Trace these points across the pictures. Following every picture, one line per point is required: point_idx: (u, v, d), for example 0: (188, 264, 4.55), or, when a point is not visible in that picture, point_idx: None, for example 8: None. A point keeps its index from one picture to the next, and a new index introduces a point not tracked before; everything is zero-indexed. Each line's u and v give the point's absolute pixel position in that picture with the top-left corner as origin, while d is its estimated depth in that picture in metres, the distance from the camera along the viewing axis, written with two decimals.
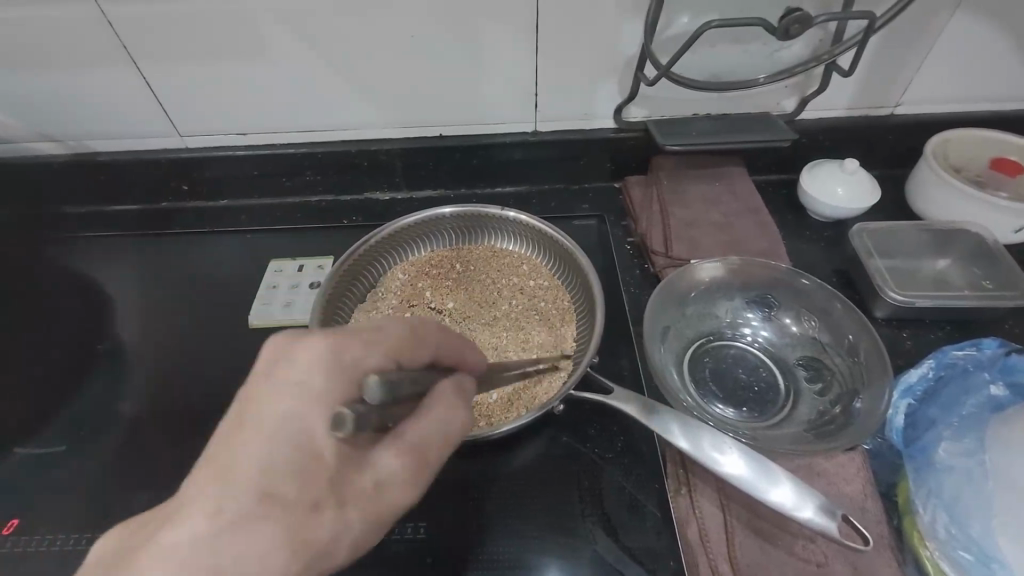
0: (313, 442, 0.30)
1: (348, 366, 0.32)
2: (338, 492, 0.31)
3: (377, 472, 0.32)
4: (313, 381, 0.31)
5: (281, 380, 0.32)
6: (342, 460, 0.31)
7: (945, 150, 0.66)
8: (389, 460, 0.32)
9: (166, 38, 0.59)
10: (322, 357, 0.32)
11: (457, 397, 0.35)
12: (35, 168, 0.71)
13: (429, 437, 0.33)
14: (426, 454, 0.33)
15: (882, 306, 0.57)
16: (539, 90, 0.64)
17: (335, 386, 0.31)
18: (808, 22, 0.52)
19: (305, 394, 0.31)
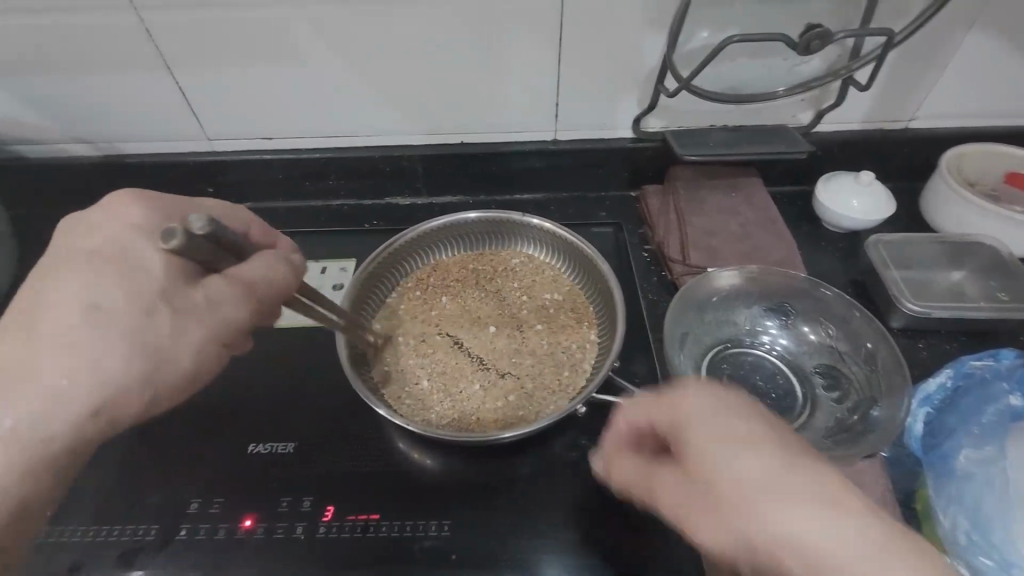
0: (140, 257, 0.36)
1: (152, 201, 0.39)
2: (168, 300, 0.35)
3: (209, 291, 0.37)
4: (124, 218, 0.37)
5: (105, 219, 0.37)
6: (177, 275, 0.36)
7: (960, 164, 0.67)
8: (214, 283, 0.37)
9: (201, 46, 0.61)
10: (130, 208, 0.37)
11: (275, 261, 0.40)
12: (65, 169, 0.73)
13: (260, 278, 0.39)
14: (250, 287, 0.38)
15: (899, 316, 0.58)
16: (560, 98, 0.66)
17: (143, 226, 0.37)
18: (828, 37, 0.53)
19: (111, 238, 0.36)
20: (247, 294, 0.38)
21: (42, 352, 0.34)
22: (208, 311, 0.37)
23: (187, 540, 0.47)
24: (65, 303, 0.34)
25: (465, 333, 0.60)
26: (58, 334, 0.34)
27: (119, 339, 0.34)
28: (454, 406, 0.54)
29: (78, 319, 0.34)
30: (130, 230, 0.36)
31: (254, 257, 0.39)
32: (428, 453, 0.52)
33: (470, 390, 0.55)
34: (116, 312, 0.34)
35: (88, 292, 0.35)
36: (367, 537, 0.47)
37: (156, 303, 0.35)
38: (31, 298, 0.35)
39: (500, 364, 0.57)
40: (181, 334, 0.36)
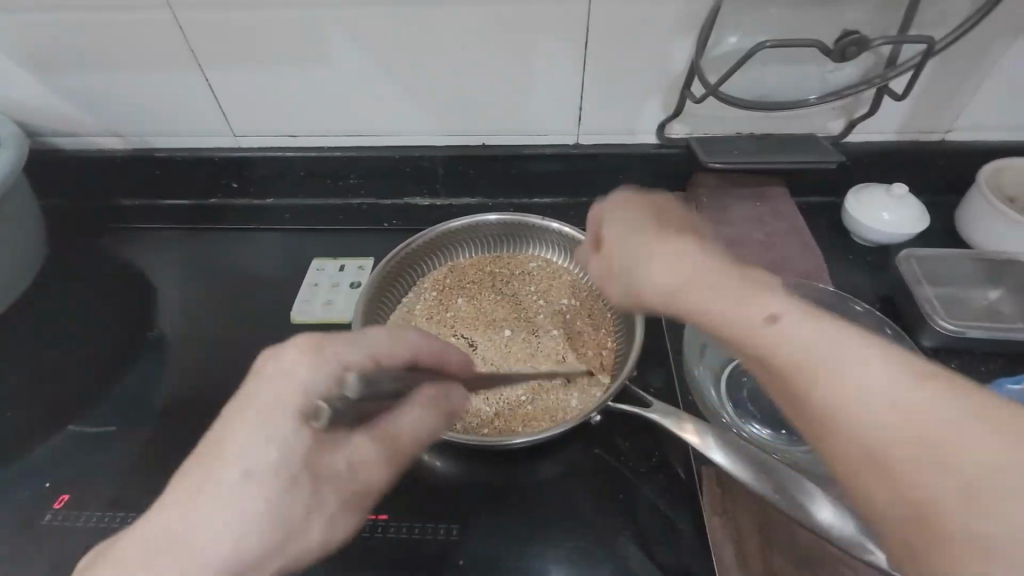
0: (291, 438, 0.32)
1: (325, 363, 0.34)
2: (314, 470, 0.34)
3: (349, 454, 0.36)
4: (291, 384, 0.33)
5: (265, 387, 0.33)
6: (320, 445, 0.34)
7: (999, 178, 0.64)
8: (360, 443, 0.36)
9: (231, 45, 0.62)
10: (295, 364, 0.33)
11: (426, 405, 0.40)
12: (97, 162, 0.75)
13: (408, 434, 0.38)
14: (393, 438, 0.38)
15: (930, 334, 0.56)
16: (583, 102, 0.65)
17: (296, 398, 0.32)
18: (865, 44, 0.52)
19: (267, 412, 0.32)
20: (392, 455, 0.38)
21: (213, 521, 0.30)
22: (351, 483, 0.36)
23: None
24: (225, 488, 0.31)
25: (481, 336, 0.59)
26: (217, 517, 0.31)
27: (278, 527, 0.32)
28: (468, 408, 0.53)
29: (212, 504, 0.31)
30: (299, 391, 0.33)
31: (409, 407, 0.39)
32: (438, 455, 0.51)
33: (483, 392, 0.54)
34: (262, 481, 0.32)
35: (240, 466, 0.32)
36: (375, 538, 0.46)
37: (303, 471, 0.33)
38: (205, 474, 0.31)
39: (515, 368, 0.56)
40: (315, 508, 0.34)
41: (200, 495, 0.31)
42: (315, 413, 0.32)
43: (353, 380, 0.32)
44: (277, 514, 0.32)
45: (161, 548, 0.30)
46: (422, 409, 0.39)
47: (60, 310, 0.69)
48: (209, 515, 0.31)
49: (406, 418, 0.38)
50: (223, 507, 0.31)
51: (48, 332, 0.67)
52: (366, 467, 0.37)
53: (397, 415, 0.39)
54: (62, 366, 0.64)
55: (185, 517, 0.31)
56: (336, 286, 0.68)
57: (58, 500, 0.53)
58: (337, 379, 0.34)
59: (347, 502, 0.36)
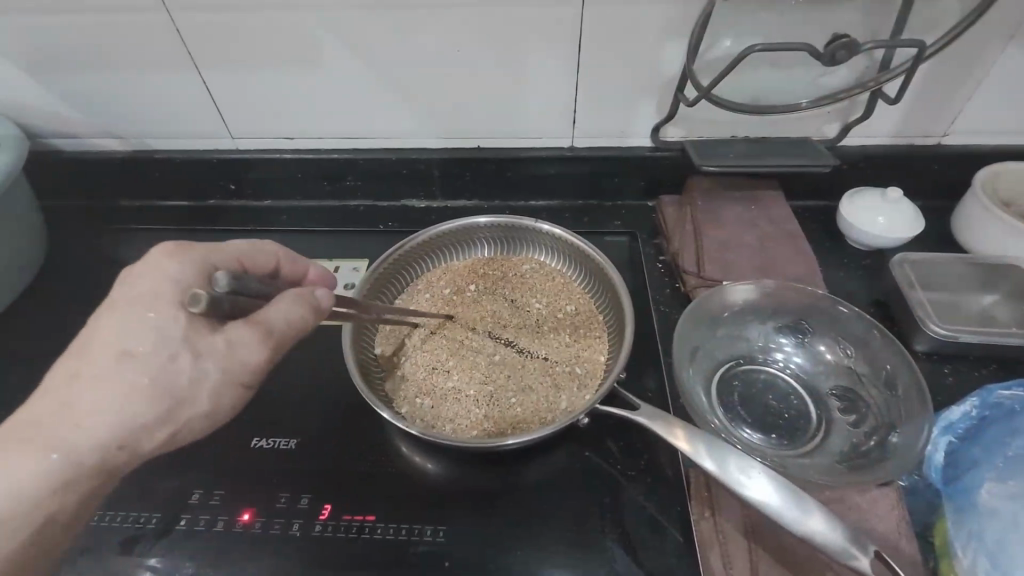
0: (166, 320, 0.36)
1: (185, 259, 0.39)
2: (187, 340, 0.36)
3: (228, 337, 0.37)
4: (165, 274, 0.38)
5: (127, 282, 0.38)
6: (194, 331, 0.37)
7: (995, 182, 0.64)
8: (237, 330, 0.37)
9: (228, 48, 0.63)
10: (176, 265, 0.39)
11: (296, 299, 0.40)
12: (96, 162, 0.76)
13: (279, 322, 0.38)
14: (264, 325, 0.38)
15: (923, 339, 0.55)
16: (577, 105, 0.65)
17: (174, 284, 0.38)
18: (855, 48, 0.52)
19: (137, 298, 0.37)
20: (271, 339, 0.38)
21: (98, 388, 0.35)
22: (225, 357, 0.37)
23: (185, 531, 0.47)
24: (94, 364, 0.36)
25: (474, 339, 0.59)
26: (96, 384, 0.35)
27: (146, 394, 0.35)
28: (459, 411, 0.53)
29: (95, 377, 0.35)
30: (167, 283, 0.38)
31: (282, 300, 0.39)
32: (427, 457, 0.52)
33: (475, 395, 0.54)
34: (132, 360, 0.35)
35: (119, 345, 0.36)
36: (361, 539, 0.47)
37: (178, 348, 0.36)
38: (82, 356, 0.36)
39: (508, 371, 0.56)
40: (199, 380, 0.37)
41: (79, 368, 0.36)
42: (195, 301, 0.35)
43: (224, 277, 0.38)
44: (150, 389, 0.35)
45: (39, 416, 0.35)
46: (293, 305, 0.40)
47: (58, 308, 0.70)
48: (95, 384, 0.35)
49: (270, 307, 0.38)
50: (104, 378, 0.35)
51: (45, 331, 0.68)
52: (241, 346, 0.37)
53: (266, 305, 0.39)
54: None
55: (78, 387, 0.35)
56: None
57: None
58: (201, 276, 0.40)
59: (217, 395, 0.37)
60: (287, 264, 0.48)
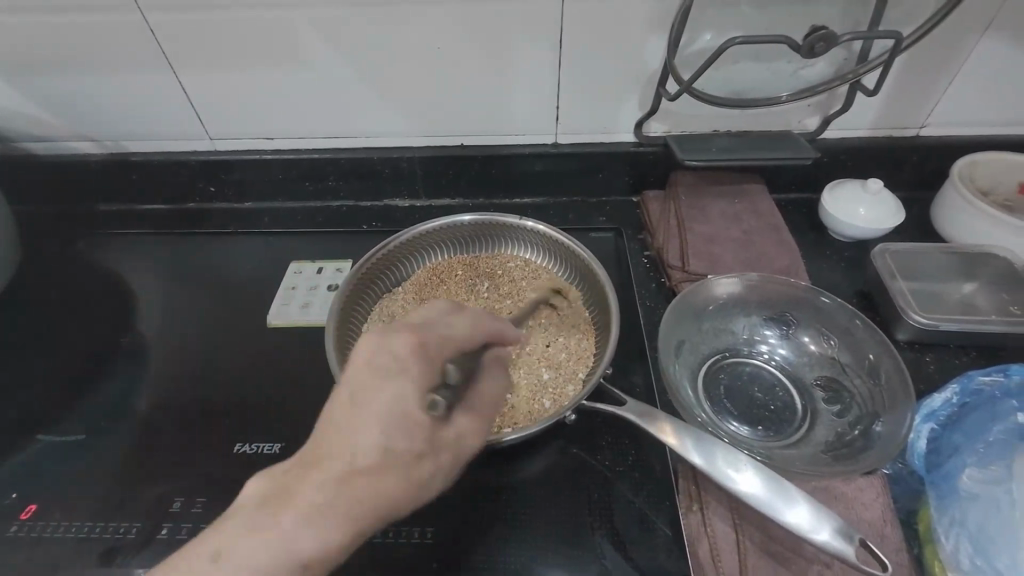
0: (410, 415, 0.31)
1: (425, 352, 0.33)
2: (428, 446, 0.32)
3: (456, 427, 0.35)
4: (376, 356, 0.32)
5: (382, 354, 0.32)
6: (420, 434, 0.32)
7: (972, 173, 0.65)
8: (462, 418, 0.35)
9: (204, 46, 0.62)
10: (406, 347, 0.33)
11: (498, 368, 0.40)
12: (71, 165, 0.74)
13: (493, 392, 0.38)
14: (483, 399, 0.37)
15: (906, 328, 0.56)
16: (561, 102, 0.65)
17: (418, 371, 0.32)
18: (833, 39, 0.52)
19: (381, 369, 0.32)
20: (482, 416, 0.37)
21: (324, 487, 0.29)
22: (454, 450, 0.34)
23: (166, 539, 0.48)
24: (358, 446, 0.30)
25: None
26: (293, 507, 0.29)
27: (398, 489, 0.31)
28: None
29: (356, 470, 0.30)
30: (413, 369, 0.32)
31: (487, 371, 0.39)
32: None
33: None
34: (400, 447, 0.31)
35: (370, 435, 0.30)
36: None
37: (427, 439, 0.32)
38: (335, 438, 0.30)
39: None
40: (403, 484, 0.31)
41: (352, 429, 0.30)
42: (432, 406, 0.32)
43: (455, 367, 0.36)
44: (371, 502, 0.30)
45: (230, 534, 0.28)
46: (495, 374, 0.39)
47: (35, 316, 0.68)
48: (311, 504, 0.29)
49: (489, 378, 0.38)
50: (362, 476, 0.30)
51: (21, 340, 0.66)
52: (466, 433, 0.35)
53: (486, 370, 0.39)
54: (34, 374, 0.62)
55: (356, 472, 0.30)
56: (315, 289, 0.67)
57: (25, 510, 0.51)
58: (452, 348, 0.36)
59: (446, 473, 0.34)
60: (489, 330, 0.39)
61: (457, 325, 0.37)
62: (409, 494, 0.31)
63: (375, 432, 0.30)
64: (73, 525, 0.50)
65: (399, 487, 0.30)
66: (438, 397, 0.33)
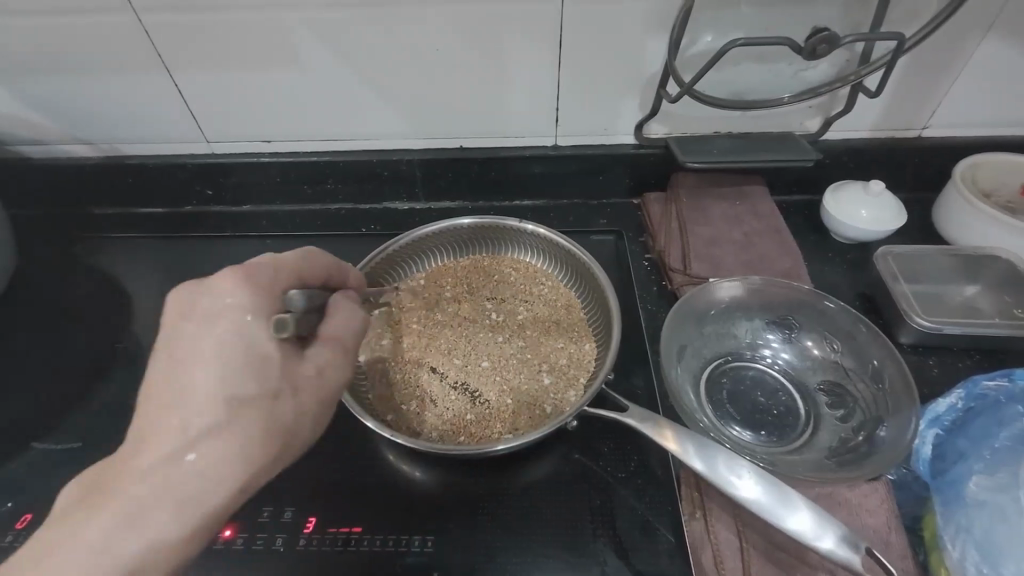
0: (259, 347, 0.35)
1: (261, 287, 0.37)
2: (272, 406, 0.35)
3: (316, 360, 0.38)
4: (215, 298, 0.36)
5: (208, 295, 0.36)
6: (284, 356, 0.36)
7: (975, 174, 0.64)
8: (318, 354, 0.38)
9: (201, 48, 0.61)
10: (239, 287, 0.36)
11: (347, 305, 0.42)
12: (67, 169, 0.73)
13: (342, 330, 0.41)
14: (340, 344, 0.40)
15: (908, 331, 0.56)
16: (560, 104, 0.65)
17: (252, 303, 0.36)
18: (834, 41, 0.52)
19: (218, 350, 0.35)
20: (347, 356, 0.40)
21: (215, 436, 0.33)
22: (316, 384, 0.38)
23: None
24: (209, 391, 0.34)
25: (460, 341, 0.58)
26: (184, 451, 0.33)
27: (261, 433, 0.34)
28: (448, 417, 0.52)
29: (194, 436, 0.33)
30: (235, 334, 0.35)
31: (333, 312, 0.41)
32: (415, 465, 0.50)
33: (463, 401, 0.53)
34: (243, 391, 0.34)
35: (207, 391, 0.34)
36: (348, 551, 0.45)
37: (278, 383, 0.36)
38: (168, 386, 0.34)
39: (496, 374, 0.55)
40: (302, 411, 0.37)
41: (170, 399, 0.34)
42: (279, 328, 0.35)
43: (298, 299, 0.39)
44: (262, 432, 0.34)
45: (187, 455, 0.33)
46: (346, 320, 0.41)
47: (30, 321, 0.68)
48: (201, 436, 0.33)
49: (331, 320, 0.40)
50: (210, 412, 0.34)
51: (17, 345, 0.65)
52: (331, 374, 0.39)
53: (327, 319, 0.41)
54: (30, 380, 0.62)
55: (201, 436, 0.33)
56: None
57: (20, 520, 0.50)
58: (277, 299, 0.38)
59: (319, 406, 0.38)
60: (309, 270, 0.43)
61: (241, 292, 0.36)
62: (290, 423, 0.36)
63: (196, 395, 0.34)
64: None
65: (260, 434, 0.34)
66: (286, 317, 0.35)
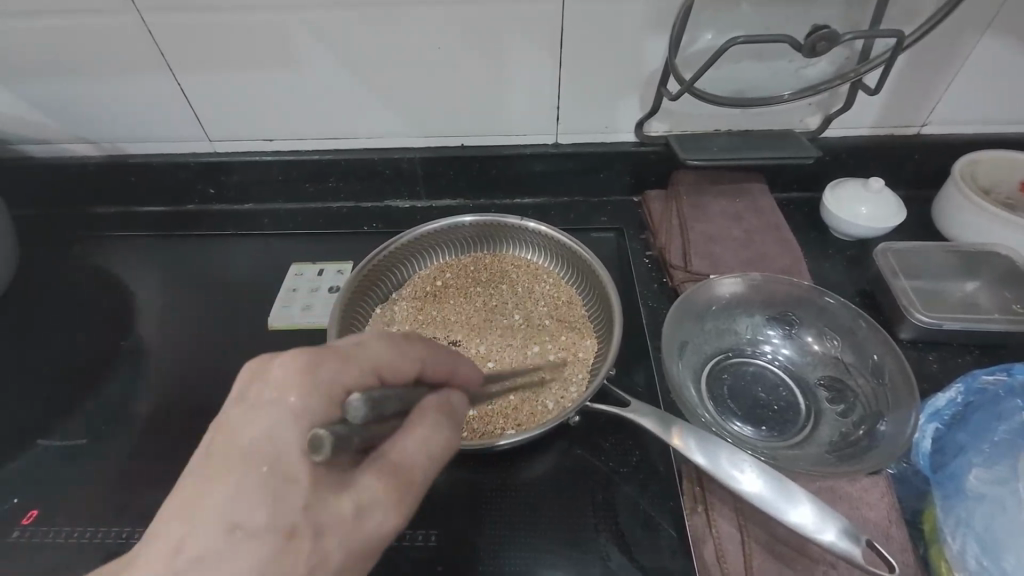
0: (290, 462, 0.29)
1: (318, 388, 0.31)
2: (308, 515, 0.29)
3: (357, 495, 0.30)
4: (280, 399, 0.30)
5: (266, 394, 0.31)
6: (318, 482, 0.30)
7: (973, 172, 0.64)
8: (365, 483, 0.31)
9: (202, 47, 0.61)
10: (287, 375, 0.31)
11: (433, 418, 0.34)
12: (69, 168, 0.74)
13: (413, 455, 0.32)
14: (395, 468, 0.32)
15: (907, 327, 0.56)
16: (561, 102, 0.65)
17: (312, 405, 0.30)
18: (834, 39, 0.52)
19: (268, 425, 0.30)
20: (396, 488, 0.31)
21: (240, 542, 0.28)
22: (353, 524, 0.30)
23: None
24: (230, 464, 0.29)
25: (462, 338, 0.58)
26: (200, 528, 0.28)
27: (273, 571, 0.28)
28: None
29: (196, 558, 0.27)
30: (284, 428, 0.30)
31: (410, 428, 0.33)
32: None
33: None
34: (246, 522, 0.28)
35: (224, 514, 0.28)
36: None
37: (297, 516, 0.29)
38: (218, 465, 0.30)
39: (497, 370, 0.55)
40: (318, 563, 0.29)
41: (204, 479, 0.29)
42: (313, 448, 0.28)
43: (360, 407, 0.30)
44: (274, 571, 0.28)
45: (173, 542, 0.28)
46: (422, 436, 0.33)
47: (33, 320, 0.68)
48: (205, 557, 0.28)
49: (407, 438, 0.32)
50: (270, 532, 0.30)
51: (20, 344, 0.65)
52: (373, 514, 0.31)
53: (399, 438, 0.32)
54: (34, 378, 0.62)
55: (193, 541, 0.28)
56: (315, 291, 0.66)
57: (26, 516, 0.51)
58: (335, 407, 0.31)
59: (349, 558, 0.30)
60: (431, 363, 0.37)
61: (295, 392, 0.30)
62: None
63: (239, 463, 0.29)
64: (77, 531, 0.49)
65: (258, 569, 0.28)
66: (324, 434, 0.28)
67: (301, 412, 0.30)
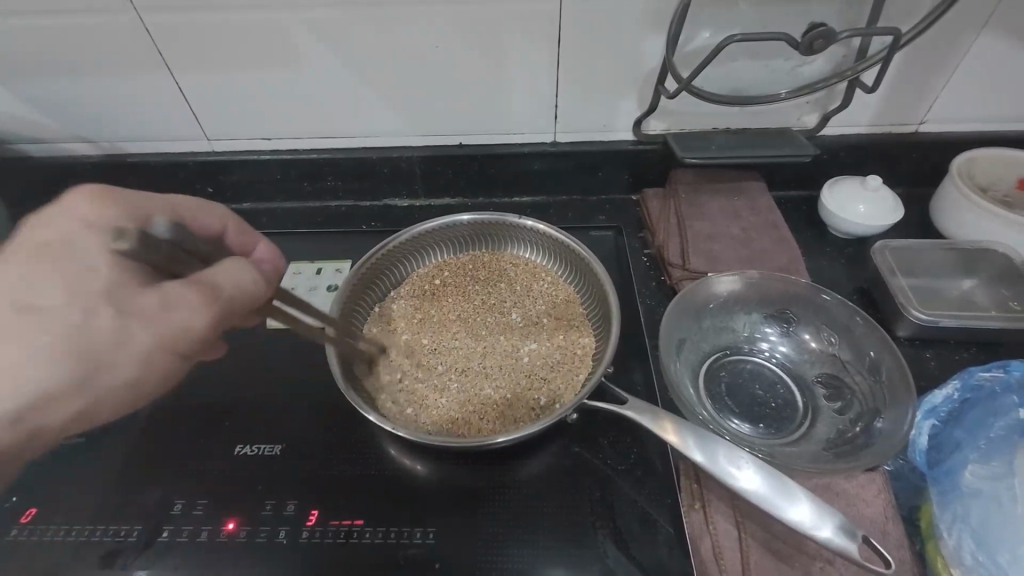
0: (94, 255, 0.37)
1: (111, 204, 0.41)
2: (109, 298, 0.36)
3: (163, 295, 0.37)
4: (78, 213, 0.40)
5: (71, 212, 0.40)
6: (117, 273, 0.37)
7: (970, 170, 0.65)
8: (174, 288, 0.37)
9: (200, 47, 0.61)
10: (84, 204, 0.40)
11: (237, 268, 0.39)
12: (67, 167, 0.73)
13: (224, 285, 0.38)
14: (211, 291, 0.38)
15: (905, 325, 0.56)
16: (559, 101, 0.65)
17: (119, 220, 0.40)
18: (831, 36, 0.52)
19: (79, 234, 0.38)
20: (205, 301, 0.37)
21: (27, 316, 0.36)
22: (156, 314, 0.37)
23: (168, 542, 0.47)
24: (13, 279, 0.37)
25: (460, 338, 0.59)
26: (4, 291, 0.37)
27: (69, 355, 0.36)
28: (448, 411, 0.52)
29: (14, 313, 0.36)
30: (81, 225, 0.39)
31: (228, 264, 0.39)
32: (417, 459, 0.51)
33: (463, 395, 0.54)
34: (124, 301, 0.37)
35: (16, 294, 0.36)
36: (350, 543, 0.46)
37: (100, 293, 0.36)
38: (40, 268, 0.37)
39: (495, 369, 0.56)
40: (122, 340, 0.37)
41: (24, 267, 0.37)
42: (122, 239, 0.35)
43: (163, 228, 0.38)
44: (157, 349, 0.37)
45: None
46: (239, 272, 0.39)
47: None
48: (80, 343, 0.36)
49: (218, 270, 0.38)
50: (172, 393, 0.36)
51: None
52: (179, 308, 0.37)
53: (214, 269, 0.38)
54: None
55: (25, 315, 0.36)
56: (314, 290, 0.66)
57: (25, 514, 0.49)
58: (138, 220, 0.41)
59: (176, 344, 0.37)
60: (235, 230, 0.47)
61: (100, 206, 0.40)
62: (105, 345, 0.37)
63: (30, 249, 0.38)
64: (76, 528, 0.48)
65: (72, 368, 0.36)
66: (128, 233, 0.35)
67: (129, 216, 0.41)
